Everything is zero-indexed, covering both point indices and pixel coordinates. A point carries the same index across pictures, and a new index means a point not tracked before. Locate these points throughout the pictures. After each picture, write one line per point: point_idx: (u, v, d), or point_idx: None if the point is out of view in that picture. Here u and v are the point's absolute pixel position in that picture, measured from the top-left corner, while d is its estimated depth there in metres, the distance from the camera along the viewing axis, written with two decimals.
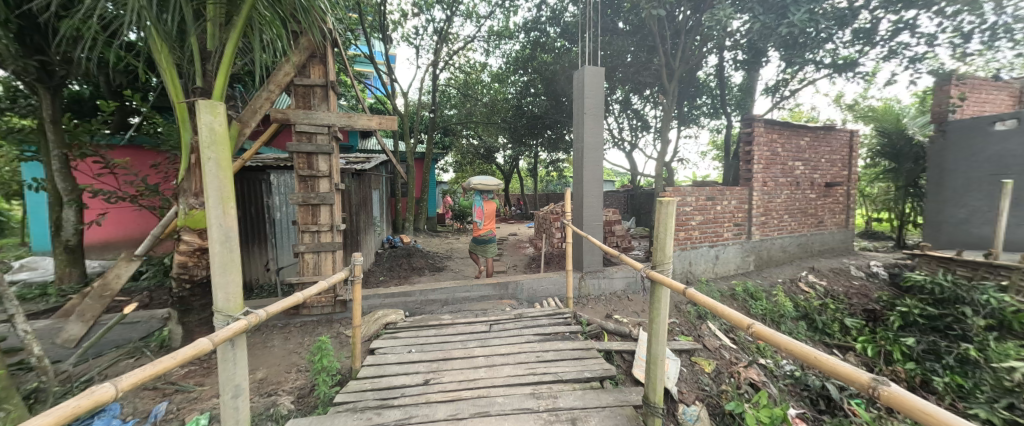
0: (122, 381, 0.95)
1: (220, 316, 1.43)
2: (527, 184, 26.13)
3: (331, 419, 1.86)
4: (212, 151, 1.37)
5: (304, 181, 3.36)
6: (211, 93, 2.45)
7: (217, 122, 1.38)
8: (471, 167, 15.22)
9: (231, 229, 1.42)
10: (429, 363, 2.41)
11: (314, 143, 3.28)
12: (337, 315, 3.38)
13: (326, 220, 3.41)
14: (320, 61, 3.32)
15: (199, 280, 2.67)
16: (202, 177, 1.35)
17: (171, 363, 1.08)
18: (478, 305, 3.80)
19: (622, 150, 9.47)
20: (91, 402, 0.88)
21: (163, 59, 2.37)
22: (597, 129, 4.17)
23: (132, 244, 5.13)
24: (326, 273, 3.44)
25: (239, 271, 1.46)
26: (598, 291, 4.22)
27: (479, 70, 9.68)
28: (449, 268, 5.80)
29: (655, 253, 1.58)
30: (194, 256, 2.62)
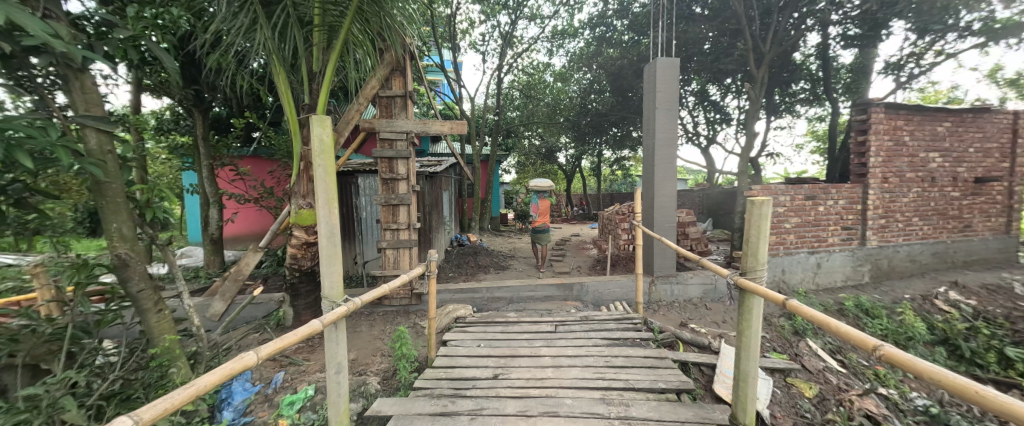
0: (260, 351, 1.17)
1: (327, 301, 1.65)
2: (590, 184, 25.47)
3: (413, 402, 2.02)
4: (321, 159, 1.60)
5: (386, 184, 3.70)
6: (316, 107, 2.84)
7: (325, 134, 1.60)
8: (533, 167, 15.32)
9: (335, 226, 1.64)
10: (497, 359, 2.49)
11: (395, 149, 3.61)
12: (413, 307, 3.66)
13: (404, 219, 3.73)
14: (400, 74, 3.63)
15: (305, 269, 3.11)
16: (314, 180, 1.58)
17: (294, 338, 1.29)
18: (543, 305, 3.82)
19: (698, 146, 8.71)
20: (239, 366, 1.10)
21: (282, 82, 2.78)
22: (672, 125, 3.90)
23: (255, 238, 6.18)
24: (404, 267, 3.75)
25: (340, 263, 1.67)
26: (671, 297, 3.95)
27: (542, 70, 9.73)
28: (513, 267, 5.92)
29: (745, 259, 1.43)
30: (302, 249, 3.05)
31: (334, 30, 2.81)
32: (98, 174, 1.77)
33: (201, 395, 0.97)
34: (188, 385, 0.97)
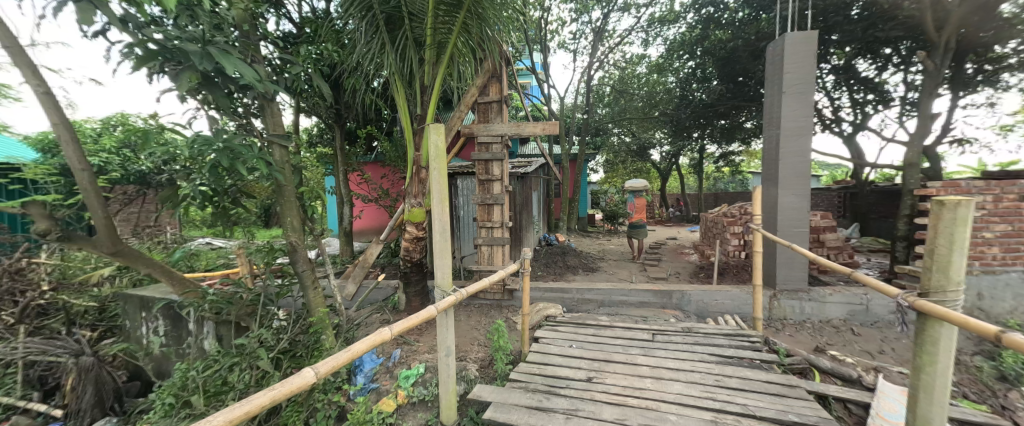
0: (392, 330, 1.45)
1: (439, 290, 1.85)
2: (688, 182, 23.13)
3: (510, 393, 2.12)
4: (435, 163, 1.80)
5: (483, 185, 3.94)
6: (426, 117, 3.17)
7: (440, 141, 1.80)
8: (623, 166, 14.55)
9: (446, 223, 1.82)
10: (591, 362, 2.44)
11: (491, 152, 3.83)
12: (505, 302, 3.83)
13: (498, 218, 3.93)
14: (498, 80, 3.81)
15: (415, 261, 3.52)
16: (430, 183, 1.78)
17: (416, 321, 1.54)
18: (637, 311, 3.60)
19: (838, 134, 7.14)
20: (377, 340, 1.39)
21: (401, 98, 3.15)
22: (805, 110, 3.28)
23: (375, 232, 7.25)
24: (497, 264, 3.94)
25: (449, 257, 1.85)
26: (800, 316, 3.33)
27: (636, 63, 9.18)
28: (603, 269, 5.73)
29: (926, 275, 1.13)
30: (413, 243, 3.45)
31: (443, 47, 3.08)
32: (280, 180, 2.33)
33: (355, 359, 1.28)
34: (348, 350, 1.29)
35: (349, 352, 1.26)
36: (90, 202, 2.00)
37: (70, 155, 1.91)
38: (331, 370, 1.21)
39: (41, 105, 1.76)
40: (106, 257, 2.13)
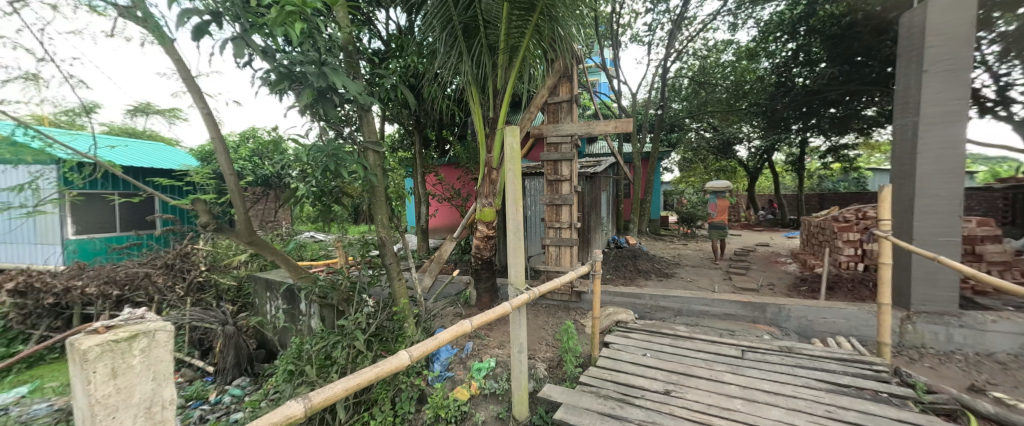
0: (471, 322, 1.55)
1: (513, 288, 1.90)
2: (784, 182, 20.23)
3: (581, 396, 2.09)
4: (510, 164, 1.85)
5: (552, 185, 3.93)
6: (498, 120, 3.26)
7: (515, 142, 1.86)
8: (703, 164, 13.31)
9: (519, 222, 1.86)
10: (669, 374, 2.28)
11: (560, 152, 3.81)
12: (572, 304, 3.78)
13: (566, 218, 3.89)
14: (568, 79, 3.78)
15: (485, 259, 3.65)
16: (505, 183, 1.83)
17: (493, 316, 1.61)
18: (721, 323, 3.27)
19: (1005, 120, 5.62)
20: (459, 332, 1.50)
21: (475, 102, 3.28)
22: (958, 90, 2.64)
23: (448, 230, 7.69)
24: (565, 265, 3.90)
25: (523, 256, 1.89)
26: (946, 346, 2.70)
27: (721, 50, 8.33)
28: (679, 276, 5.31)
29: None
30: (484, 241, 3.58)
31: (515, 51, 3.14)
32: (372, 181, 2.61)
33: (440, 347, 1.39)
34: (434, 338, 1.42)
35: (436, 340, 1.38)
36: (235, 201, 2.48)
37: (223, 163, 2.39)
38: (422, 354, 1.34)
39: (205, 123, 2.23)
40: (244, 246, 2.62)
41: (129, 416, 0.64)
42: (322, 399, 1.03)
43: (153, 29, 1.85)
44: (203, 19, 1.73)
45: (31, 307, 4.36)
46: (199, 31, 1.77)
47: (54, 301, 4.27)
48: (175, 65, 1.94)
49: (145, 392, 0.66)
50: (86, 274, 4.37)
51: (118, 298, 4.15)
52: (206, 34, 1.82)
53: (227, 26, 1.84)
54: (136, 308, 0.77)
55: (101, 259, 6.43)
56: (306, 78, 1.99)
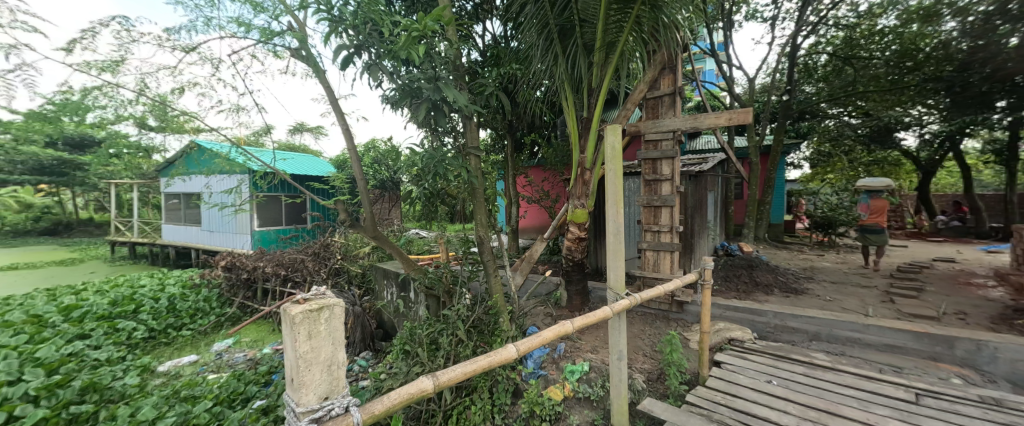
0: (572, 323, 1.55)
1: (612, 292, 1.85)
2: (984, 177, 15.04)
3: (689, 417, 1.90)
4: (611, 165, 1.79)
5: (650, 185, 3.67)
6: (592, 119, 3.17)
7: (616, 142, 1.80)
8: (847, 157, 10.81)
9: (620, 225, 1.79)
10: (804, 409, 1.92)
11: (661, 150, 3.53)
12: (673, 314, 3.47)
13: (666, 221, 3.58)
14: (671, 72, 3.50)
15: (577, 260, 3.57)
16: (605, 184, 1.78)
17: (592, 320, 1.60)
18: (878, 356, 2.62)
19: None
20: (561, 331, 1.52)
21: (568, 103, 3.21)
22: None
23: (537, 231, 7.78)
24: (664, 271, 3.60)
25: (623, 259, 1.82)
26: None
27: (877, 14, 6.67)
28: (813, 293, 4.41)
29: None
30: (575, 242, 3.49)
31: (613, 47, 3.00)
32: (474, 182, 2.81)
33: (544, 345, 1.43)
34: (539, 336, 1.46)
35: (540, 337, 1.42)
36: (364, 201, 2.95)
37: (356, 169, 2.88)
38: (530, 348, 1.39)
39: (344, 138, 2.70)
40: (370, 239, 3.08)
41: (318, 370, 0.82)
42: (446, 379, 1.11)
43: (314, 66, 2.35)
44: (349, 52, 2.13)
45: (234, 279, 5.88)
46: (347, 61, 2.17)
47: (247, 276, 5.70)
48: (327, 91, 2.43)
49: (328, 352, 0.84)
50: (265, 258, 5.72)
51: (284, 277, 5.32)
52: (350, 63, 2.21)
53: (365, 54, 2.22)
54: (318, 285, 0.97)
55: (275, 246, 8.37)
56: (422, 93, 2.27)
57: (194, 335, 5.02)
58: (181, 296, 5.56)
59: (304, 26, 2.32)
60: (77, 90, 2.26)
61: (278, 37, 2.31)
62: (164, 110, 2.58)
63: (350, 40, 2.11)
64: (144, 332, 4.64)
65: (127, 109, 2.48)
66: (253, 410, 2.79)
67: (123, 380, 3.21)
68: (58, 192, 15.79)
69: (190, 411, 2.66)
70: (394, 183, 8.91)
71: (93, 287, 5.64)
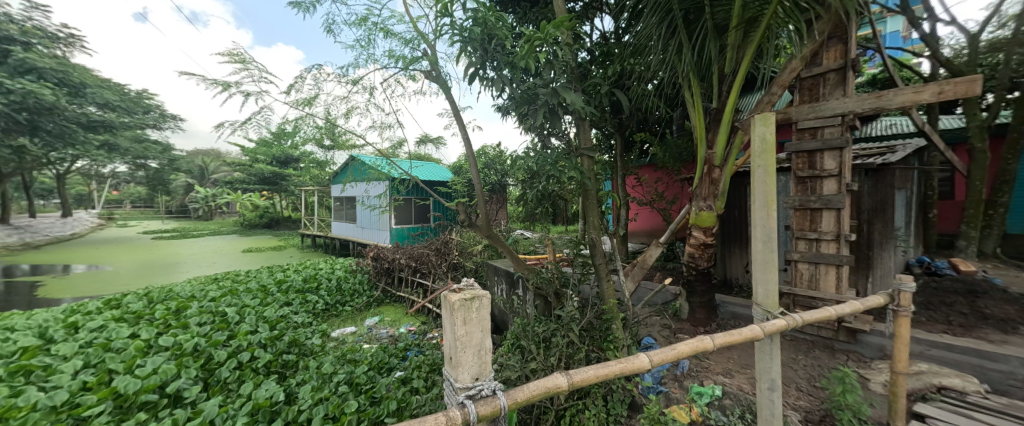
0: (712, 340, 1.37)
1: (760, 309, 1.60)
2: None
3: None
4: (761, 159, 1.54)
5: (804, 183, 3.04)
6: (724, 109, 2.75)
7: (768, 132, 1.53)
8: None
9: (773, 231, 1.51)
10: None
11: (822, 138, 2.86)
12: (839, 344, 2.79)
13: (829, 227, 2.89)
14: (840, 41, 2.81)
15: (701, 269, 3.07)
16: (752, 183, 1.55)
17: (738, 339, 1.41)
18: None
19: None
20: (699, 347, 1.37)
21: (695, 93, 2.78)
22: None
23: (649, 235, 7.16)
24: (826, 290, 2.91)
25: (776, 271, 1.55)
26: None
27: None
28: None
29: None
30: (699, 249, 3.01)
31: (754, 22, 2.53)
32: (586, 184, 2.76)
33: (679, 360, 1.30)
34: (671, 348, 1.35)
35: (676, 351, 1.31)
36: (481, 203, 3.19)
37: (474, 174, 3.15)
38: (663, 361, 1.29)
39: (465, 145, 2.99)
40: (484, 238, 3.31)
41: (470, 353, 0.94)
42: (579, 378, 1.12)
43: (442, 83, 2.68)
44: (474, 68, 2.37)
45: (378, 268, 7.09)
46: (473, 76, 2.42)
47: (387, 266, 6.83)
48: (452, 105, 2.74)
49: (478, 338, 0.95)
50: (401, 251, 6.75)
51: (414, 268, 6.18)
52: (477, 78, 2.47)
53: (489, 69, 2.45)
54: (466, 277, 1.10)
55: (407, 241, 9.85)
56: (539, 99, 2.35)
57: (352, 311, 6.28)
58: (345, 278, 7.02)
59: (435, 50, 2.68)
60: (289, 121, 3.09)
61: (415, 63, 2.72)
62: (338, 132, 3.31)
63: (475, 57, 2.33)
64: (322, 304, 6.02)
65: (317, 133, 3.27)
66: (395, 379, 3.32)
67: (310, 339, 4.22)
68: (272, 195, 21.82)
69: (354, 371, 3.33)
70: (501, 186, 9.51)
71: (292, 267, 7.59)
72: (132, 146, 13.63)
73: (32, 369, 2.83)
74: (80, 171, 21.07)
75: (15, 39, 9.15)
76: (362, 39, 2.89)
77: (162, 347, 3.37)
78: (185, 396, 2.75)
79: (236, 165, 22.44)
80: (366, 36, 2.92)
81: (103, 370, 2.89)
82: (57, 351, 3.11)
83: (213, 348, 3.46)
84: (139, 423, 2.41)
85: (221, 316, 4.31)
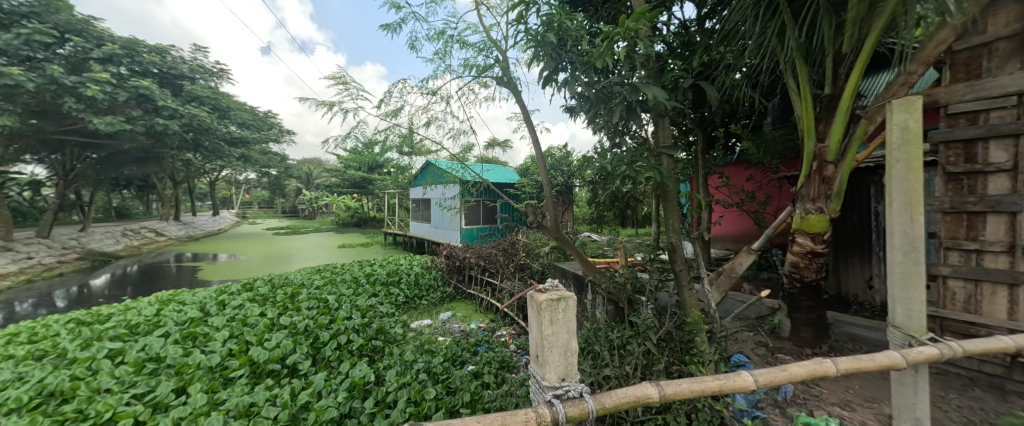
0: (837, 366, 1.25)
1: (900, 333, 1.43)
2: None
3: None
4: (902, 153, 1.38)
5: (958, 181, 2.44)
6: (840, 97, 2.35)
7: (913, 121, 1.35)
8: None
9: (919, 239, 1.36)
10: None
11: (985, 125, 2.28)
12: (1012, 384, 2.20)
13: (998, 236, 2.28)
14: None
15: (808, 282, 2.64)
16: (888, 182, 1.41)
17: (870, 365, 1.25)
18: None
19: None
20: (820, 370, 1.24)
21: (802, 78, 2.40)
22: None
23: (735, 241, 6.44)
24: (991, 315, 2.31)
25: (924, 290, 1.38)
26: None
27: None
28: None
29: None
30: (805, 258, 2.59)
31: None
32: (665, 185, 2.57)
33: (792, 383, 1.19)
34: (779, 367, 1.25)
35: (788, 372, 1.19)
36: (550, 205, 3.16)
37: (543, 176, 3.13)
38: (770, 383, 1.20)
39: (535, 147, 2.99)
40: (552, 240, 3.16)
41: (557, 353, 1.15)
42: (671, 391, 1.11)
43: (513, 88, 2.74)
44: (547, 71, 2.38)
45: (449, 266, 7.50)
46: (546, 80, 2.43)
47: (458, 264, 7.18)
48: (523, 108, 2.78)
49: (563, 339, 1.15)
50: (471, 251, 7.08)
51: (483, 267, 6.40)
52: (551, 81, 2.48)
53: (563, 71, 2.44)
54: (550, 280, 1.33)
55: (477, 241, 10.28)
56: (615, 98, 2.26)
57: (429, 304, 6.76)
58: (421, 274, 7.58)
59: (507, 55, 2.75)
60: (378, 132, 3.45)
61: (488, 70, 2.83)
62: (418, 139, 3.58)
63: (548, 61, 2.34)
64: (403, 297, 6.59)
65: (400, 141, 3.58)
66: (468, 372, 3.46)
67: (394, 327, 4.64)
68: (361, 197, 24.58)
69: (431, 361, 3.55)
70: (568, 187, 9.40)
71: (378, 262, 8.44)
72: (259, 157, 16.50)
73: (196, 336, 3.61)
74: (224, 178, 26.16)
75: (186, 76, 11.73)
76: (439, 51, 3.09)
77: (282, 326, 4.02)
78: (299, 368, 3.25)
79: (333, 171, 25.77)
80: (443, 49, 3.12)
81: (243, 341, 3.55)
82: (212, 323, 3.91)
83: (319, 329, 4.03)
84: (267, 387, 2.91)
85: (323, 302, 4.96)
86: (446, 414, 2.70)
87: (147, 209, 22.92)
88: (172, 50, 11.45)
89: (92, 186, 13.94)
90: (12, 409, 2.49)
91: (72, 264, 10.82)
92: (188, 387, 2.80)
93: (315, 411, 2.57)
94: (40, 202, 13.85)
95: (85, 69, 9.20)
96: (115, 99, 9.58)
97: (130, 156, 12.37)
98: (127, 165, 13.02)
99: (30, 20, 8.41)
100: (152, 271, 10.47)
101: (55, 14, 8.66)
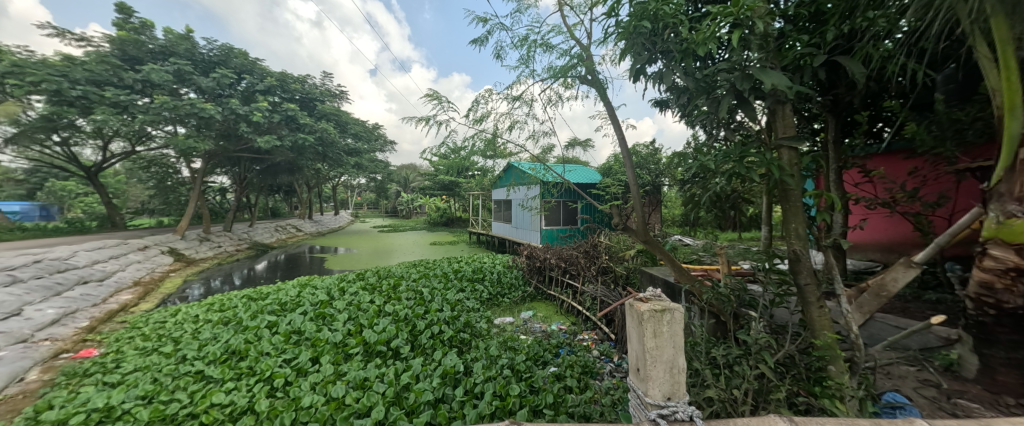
0: None
1: None
2: None
3: None
4: None
5: None
6: None
7: None
8: None
9: None
10: None
11: None
12: None
13: None
14: None
15: (1009, 309, 1.97)
16: None
17: None
18: None
19: None
20: None
21: (1001, 37, 1.78)
22: None
23: (882, 251, 5.23)
24: None
25: None
26: None
27: None
28: None
29: None
30: (1005, 277, 1.95)
31: None
32: (781, 186, 2.17)
33: None
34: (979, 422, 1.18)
35: None
36: (636, 205, 2.93)
37: (630, 175, 2.89)
38: None
39: (621, 145, 2.82)
40: (641, 244, 2.82)
41: (661, 368, 1.29)
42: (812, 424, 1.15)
43: (598, 86, 2.64)
44: (641, 65, 2.23)
45: (529, 266, 7.61)
46: (638, 72, 2.27)
47: (539, 264, 7.24)
48: (607, 106, 2.66)
49: (667, 355, 1.28)
50: (552, 252, 7.07)
51: (564, 269, 6.32)
52: (641, 75, 2.32)
53: (656, 62, 2.27)
54: (650, 290, 1.46)
55: (557, 242, 10.26)
56: (723, 86, 1.99)
57: (511, 302, 6.93)
58: (503, 273, 7.86)
59: (592, 54, 2.67)
60: (466, 138, 3.66)
61: (571, 71, 2.78)
62: (501, 143, 3.69)
63: (640, 56, 2.20)
64: (487, 294, 6.88)
65: (485, 146, 3.75)
66: (550, 373, 3.44)
67: (481, 322, 4.87)
68: (450, 199, 26.62)
69: (515, 359, 3.62)
70: (656, 187, 8.74)
71: (464, 259, 8.99)
72: (370, 165, 19.11)
73: (325, 315, 4.33)
74: (344, 184, 31.02)
75: (318, 99, 14.20)
76: (523, 57, 3.15)
77: (387, 312, 4.58)
78: (401, 352, 3.63)
79: (426, 176, 28.48)
80: (526, 55, 3.17)
81: (358, 323, 4.15)
82: (336, 306, 4.64)
83: (416, 318, 4.48)
84: (377, 365, 3.33)
85: (419, 293, 5.47)
86: (530, 412, 2.73)
87: (291, 210, 28.36)
88: (309, 79, 13.99)
89: (256, 192, 17.82)
90: (211, 360, 3.37)
91: (244, 252, 14.01)
92: (319, 357, 3.38)
93: (414, 392, 2.84)
94: (225, 203, 18.21)
95: (253, 99, 11.83)
96: (272, 121, 12.10)
97: (280, 168, 15.47)
98: (280, 175, 16.31)
99: (219, 65, 11.14)
100: (294, 260, 12.92)
101: (233, 59, 11.32)
